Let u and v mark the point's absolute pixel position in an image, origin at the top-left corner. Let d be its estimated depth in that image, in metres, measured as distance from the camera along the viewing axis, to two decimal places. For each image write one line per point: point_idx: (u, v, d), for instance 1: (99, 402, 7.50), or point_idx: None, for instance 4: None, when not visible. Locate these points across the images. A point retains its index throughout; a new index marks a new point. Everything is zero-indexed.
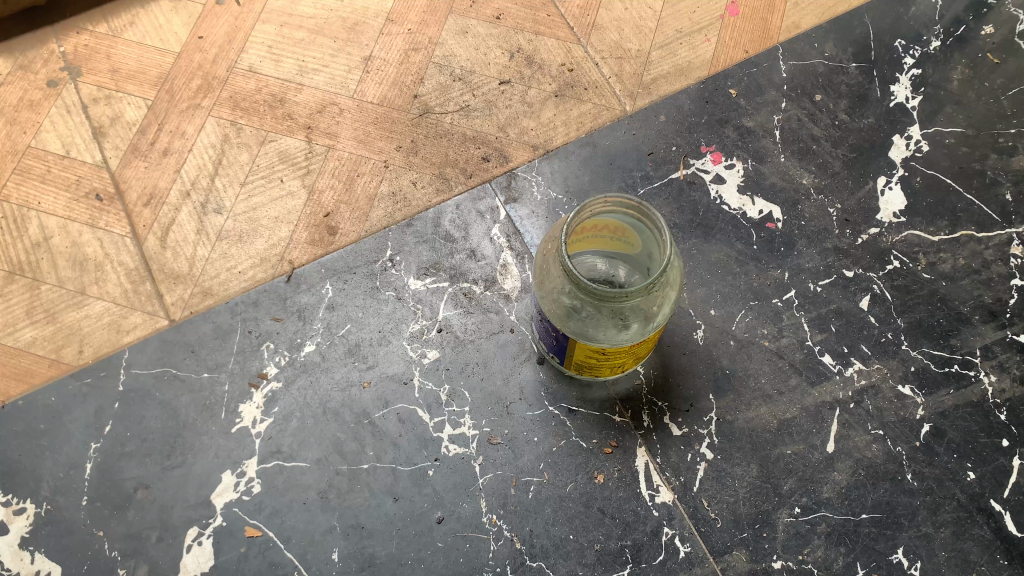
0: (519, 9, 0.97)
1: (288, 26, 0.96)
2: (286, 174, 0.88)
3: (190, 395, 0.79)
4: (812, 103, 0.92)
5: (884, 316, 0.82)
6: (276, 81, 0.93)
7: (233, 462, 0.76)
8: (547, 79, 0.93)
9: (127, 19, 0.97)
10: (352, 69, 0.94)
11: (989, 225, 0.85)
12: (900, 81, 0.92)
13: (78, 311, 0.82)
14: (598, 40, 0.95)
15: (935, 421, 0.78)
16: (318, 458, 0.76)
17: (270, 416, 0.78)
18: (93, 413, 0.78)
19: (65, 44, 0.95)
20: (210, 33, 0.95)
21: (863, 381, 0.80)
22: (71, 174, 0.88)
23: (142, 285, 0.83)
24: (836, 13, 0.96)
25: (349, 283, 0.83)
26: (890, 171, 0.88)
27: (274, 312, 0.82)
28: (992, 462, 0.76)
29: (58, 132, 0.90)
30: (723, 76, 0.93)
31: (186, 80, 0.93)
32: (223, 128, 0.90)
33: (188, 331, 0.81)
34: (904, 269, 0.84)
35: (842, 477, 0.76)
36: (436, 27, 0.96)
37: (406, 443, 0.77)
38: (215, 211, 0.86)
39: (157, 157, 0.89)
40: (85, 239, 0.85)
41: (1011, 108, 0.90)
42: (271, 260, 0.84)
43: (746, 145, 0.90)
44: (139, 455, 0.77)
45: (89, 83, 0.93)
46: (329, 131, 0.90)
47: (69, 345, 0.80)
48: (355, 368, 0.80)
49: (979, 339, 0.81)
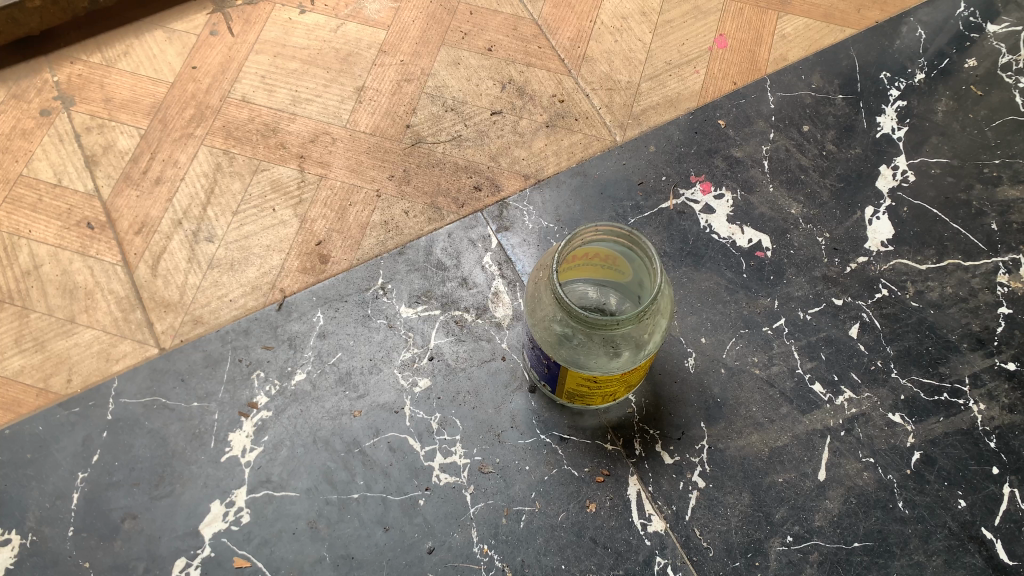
0: (511, 41, 0.98)
1: (282, 56, 0.97)
2: (279, 203, 0.88)
3: (180, 424, 0.78)
4: (800, 133, 0.93)
5: (872, 344, 0.83)
6: (269, 111, 0.93)
7: (223, 492, 0.76)
8: (539, 109, 0.94)
9: (122, 49, 0.97)
10: (345, 99, 0.94)
11: (977, 253, 0.86)
12: (886, 113, 0.94)
13: (68, 339, 0.82)
14: (588, 72, 0.96)
15: (925, 448, 0.78)
16: (308, 488, 0.76)
17: (259, 445, 0.78)
18: (81, 442, 0.77)
19: (59, 73, 0.95)
20: (204, 63, 0.96)
21: (854, 410, 0.80)
22: (63, 203, 0.88)
23: (132, 314, 0.83)
24: (823, 46, 0.98)
25: (341, 310, 0.83)
26: (877, 201, 0.89)
27: (265, 341, 0.82)
28: (983, 490, 0.77)
29: (50, 160, 0.90)
30: (711, 107, 0.94)
31: (180, 109, 0.93)
32: (215, 157, 0.91)
33: (178, 360, 0.81)
34: (893, 297, 0.84)
35: (833, 506, 0.76)
36: (428, 58, 0.97)
37: (397, 472, 0.76)
38: (207, 239, 0.86)
39: (149, 186, 0.89)
40: (76, 267, 0.85)
41: (995, 139, 0.92)
42: (262, 288, 0.84)
43: (734, 175, 0.91)
44: (127, 485, 0.76)
45: (82, 112, 0.93)
46: (321, 160, 0.90)
47: (58, 373, 0.80)
48: (346, 397, 0.79)
49: (968, 367, 0.82)
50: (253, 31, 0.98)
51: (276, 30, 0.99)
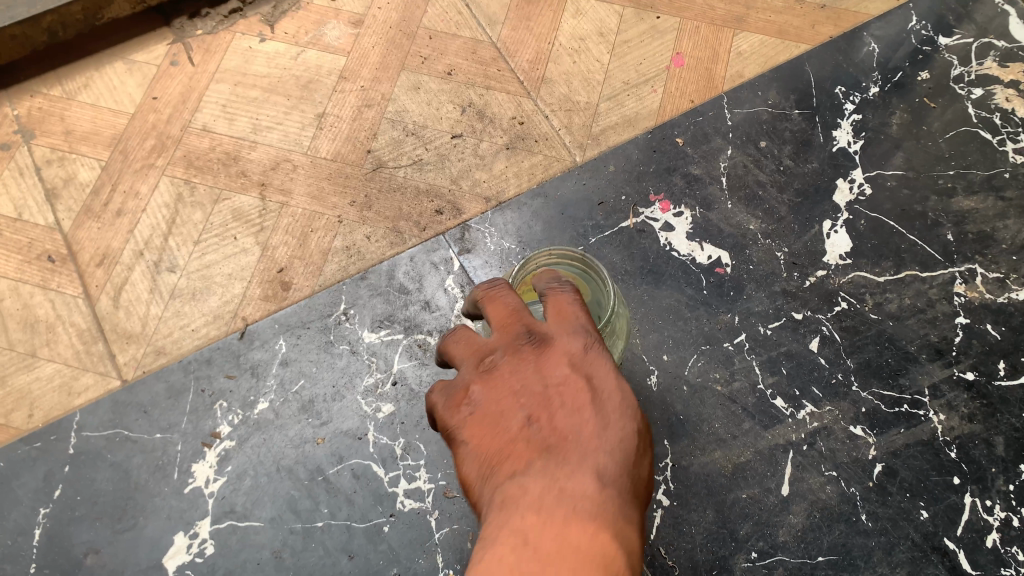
0: (470, 64, 0.99)
1: (242, 84, 0.97)
2: (241, 231, 0.88)
3: (143, 456, 0.78)
4: (757, 149, 0.94)
5: (833, 357, 0.83)
6: (230, 139, 0.94)
7: (186, 524, 0.76)
8: (499, 132, 0.95)
9: (82, 81, 0.97)
10: (306, 126, 0.95)
11: (933, 264, 0.87)
12: (841, 127, 0.95)
13: (29, 374, 0.82)
14: (547, 94, 0.97)
15: (887, 460, 0.79)
16: (272, 517, 0.76)
17: (223, 476, 0.77)
18: (43, 477, 0.77)
19: (20, 107, 0.96)
20: (165, 93, 0.96)
21: (815, 423, 0.81)
22: (23, 237, 0.88)
23: (94, 346, 0.83)
24: (778, 62, 0.99)
25: (303, 337, 0.83)
26: (835, 215, 0.90)
27: (227, 370, 0.82)
28: (944, 500, 0.77)
29: (11, 195, 0.90)
30: (670, 125, 0.95)
31: (141, 140, 0.93)
32: (176, 187, 0.91)
33: (140, 392, 0.81)
34: (852, 310, 0.85)
35: (797, 520, 0.77)
36: (388, 83, 0.97)
37: (361, 499, 0.76)
38: (169, 269, 0.87)
39: (110, 218, 0.89)
40: (37, 301, 0.85)
41: (949, 150, 0.93)
42: (224, 317, 0.84)
43: (693, 193, 0.91)
44: (90, 519, 0.76)
45: (43, 145, 0.93)
46: (283, 187, 0.91)
47: (19, 409, 0.80)
48: (309, 425, 0.79)
49: (927, 378, 0.82)
50: (213, 61, 0.99)
51: (236, 59, 0.99)
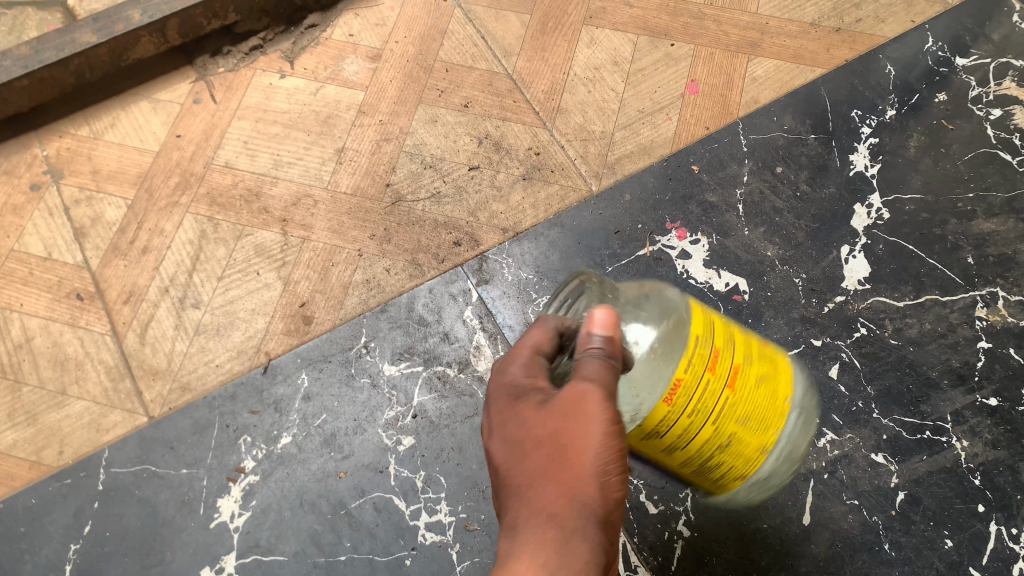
0: (486, 96, 1.00)
1: (263, 121, 0.99)
2: (263, 267, 0.90)
3: (169, 491, 0.80)
4: (774, 175, 0.94)
5: (853, 384, 0.83)
6: (252, 175, 0.96)
7: (212, 558, 0.77)
8: (516, 163, 0.96)
9: (108, 121, 1.00)
10: (325, 161, 0.96)
11: (954, 288, 0.87)
12: (858, 150, 0.95)
13: (58, 411, 0.84)
14: (563, 124, 0.98)
15: (909, 488, 0.79)
16: (296, 551, 0.77)
17: (248, 510, 0.79)
18: (72, 513, 0.79)
19: (48, 148, 0.98)
20: (188, 131, 0.99)
21: (836, 452, 0.80)
22: (53, 275, 0.90)
23: (121, 382, 0.85)
24: (793, 87, 0.99)
25: (325, 371, 0.84)
26: (853, 239, 0.90)
27: (251, 405, 0.83)
28: (969, 529, 0.77)
29: (41, 234, 0.93)
30: (685, 152, 0.96)
31: (165, 178, 0.96)
32: (200, 224, 0.93)
33: (166, 428, 0.82)
34: (872, 336, 0.85)
35: (819, 550, 0.77)
36: (406, 117, 0.99)
37: (383, 532, 0.77)
38: (193, 305, 0.88)
39: (136, 255, 0.91)
40: (66, 338, 0.87)
41: (968, 172, 0.92)
42: (247, 352, 0.86)
43: (710, 220, 0.92)
44: (118, 555, 0.77)
45: (71, 185, 0.96)
46: (303, 223, 0.92)
47: (50, 446, 0.82)
48: (331, 458, 0.81)
49: (949, 405, 0.82)
50: (235, 98, 1.01)
51: (257, 96, 1.01)
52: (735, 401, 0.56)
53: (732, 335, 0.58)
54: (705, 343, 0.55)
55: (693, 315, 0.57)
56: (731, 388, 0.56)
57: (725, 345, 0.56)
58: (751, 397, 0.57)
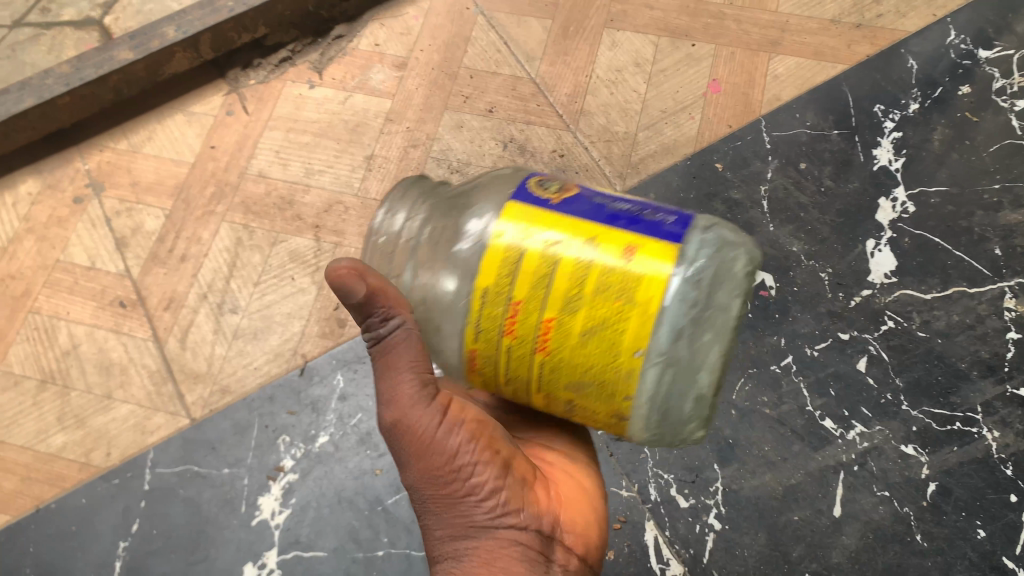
0: (511, 101, 1.02)
1: (294, 130, 1.02)
2: (297, 272, 0.92)
3: (212, 490, 0.82)
4: (798, 171, 0.95)
5: (881, 377, 0.83)
6: (285, 184, 0.98)
7: (254, 554, 0.79)
8: (541, 165, 0.97)
9: (146, 134, 1.03)
10: (355, 168, 0.99)
11: (981, 280, 0.87)
12: (882, 145, 0.95)
13: (105, 415, 0.87)
14: (587, 126, 1.00)
15: (940, 479, 0.79)
16: (335, 547, 0.79)
17: (288, 508, 0.81)
18: (121, 513, 0.82)
19: (90, 162, 1.02)
20: (222, 142, 1.02)
21: (866, 444, 0.81)
22: (96, 284, 0.94)
23: (164, 386, 0.88)
24: (816, 83, 1.00)
25: (359, 372, 0.86)
26: (879, 233, 0.90)
27: (289, 406, 0.85)
28: (1002, 519, 0.77)
29: (84, 245, 0.96)
30: (709, 151, 0.97)
31: (201, 188, 0.99)
32: (236, 232, 0.95)
33: (208, 429, 0.85)
34: (900, 328, 0.85)
35: (851, 541, 0.77)
36: (433, 123, 1.01)
37: (419, 528, 0.79)
38: (231, 310, 0.91)
39: (175, 263, 0.94)
40: (111, 345, 0.90)
41: (994, 164, 0.93)
42: (284, 355, 0.88)
43: (735, 217, 0.93)
44: (166, 552, 0.80)
45: (112, 197, 0.99)
46: (335, 228, 0.95)
47: (98, 448, 0.85)
48: (367, 456, 0.83)
49: (979, 395, 0.82)
50: (266, 109, 1.04)
51: (288, 106, 1.04)
52: (557, 366, 0.46)
53: (551, 264, 0.45)
54: (504, 298, 0.46)
55: (482, 260, 0.46)
56: (545, 353, 0.46)
57: (529, 294, 0.45)
58: (573, 353, 0.45)
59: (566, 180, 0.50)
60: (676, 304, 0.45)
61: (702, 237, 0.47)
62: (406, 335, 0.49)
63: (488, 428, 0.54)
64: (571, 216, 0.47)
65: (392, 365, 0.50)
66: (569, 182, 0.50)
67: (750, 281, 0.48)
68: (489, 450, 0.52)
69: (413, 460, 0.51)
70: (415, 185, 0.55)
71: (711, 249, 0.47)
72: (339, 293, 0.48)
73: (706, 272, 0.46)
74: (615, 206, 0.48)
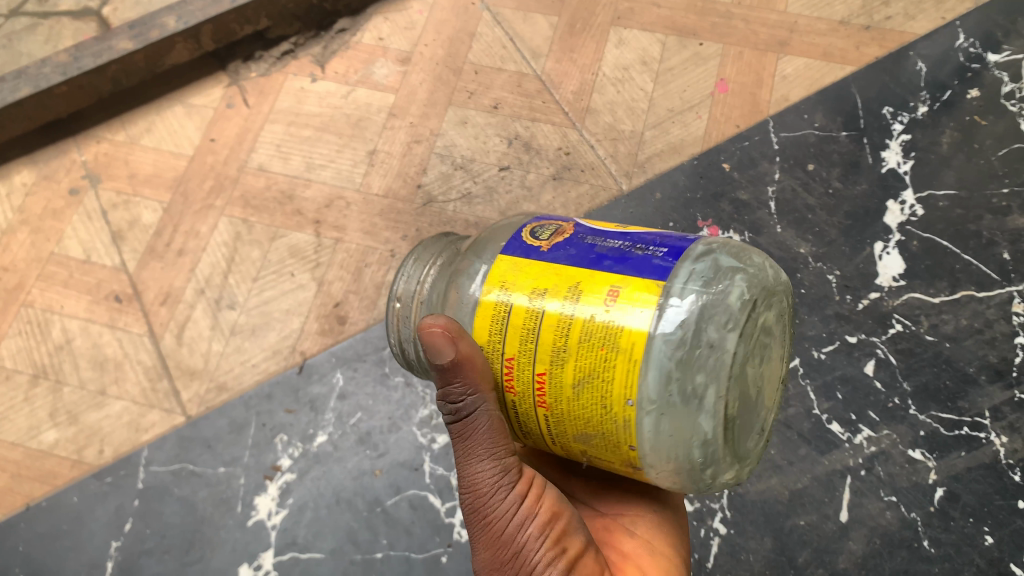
0: (516, 97, 1.01)
1: (295, 124, 1.01)
2: (296, 268, 0.91)
3: (207, 489, 0.81)
4: (805, 172, 0.94)
5: (889, 381, 0.82)
6: (285, 178, 0.97)
7: (250, 555, 0.78)
8: (546, 163, 0.96)
9: (144, 126, 1.02)
10: (357, 163, 0.97)
11: (990, 284, 0.86)
12: (890, 147, 0.94)
13: (99, 411, 0.85)
14: (592, 124, 0.98)
15: (948, 485, 0.78)
16: (332, 548, 0.77)
17: (285, 508, 0.79)
18: (114, 511, 0.80)
19: (86, 153, 1.00)
20: (222, 135, 1.00)
21: (873, 448, 0.80)
22: (91, 278, 0.92)
23: (159, 382, 0.86)
24: (824, 85, 0.99)
25: (359, 370, 0.85)
26: (886, 236, 0.89)
27: (287, 404, 0.84)
28: (1010, 525, 0.76)
29: (79, 238, 0.94)
30: (716, 151, 0.96)
31: (200, 181, 0.97)
32: (234, 226, 0.94)
33: (204, 427, 0.83)
34: (907, 332, 0.84)
35: (857, 547, 0.76)
36: (436, 119, 0.99)
37: (419, 530, 0.78)
38: (229, 306, 0.89)
39: (172, 258, 0.93)
40: (106, 340, 0.89)
41: (1002, 168, 0.92)
42: (283, 352, 0.86)
43: (742, 218, 0.91)
44: (159, 552, 0.78)
45: (109, 189, 0.97)
46: (336, 224, 0.93)
47: (91, 445, 0.83)
48: (366, 456, 0.81)
49: (987, 400, 0.81)
50: (267, 102, 1.02)
51: (289, 100, 1.02)
52: (559, 420, 0.47)
53: (538, 318, 0.46)
54: (499, 356, 0.48)
55: (475, 318, 0.49)
56: (544, 406, 0.47)
57: (521, 353, 0.47)
58: (570, 405, 0.46)
59: (564, 223, 0.51)
60: (661, 361, 0.44)
61: (694, 267, 0.46)
62: (483, 420, 0.50)
63: (562, 522, 0.53)
64: (559, 263, 0.47)
65: (471, 452, 0.52)
66: (567, 225, 0.50)
67: (752, 300, 0.46)
68: (552, 549, 0.51)
69: (481, 540, 0.53)
70: (430, 243, 0.58)
71: (703, 278, 0.46)
72: (428, 354, 0.49)
73: (689, 334, 0.44)
74: (607, 247, 0.47)
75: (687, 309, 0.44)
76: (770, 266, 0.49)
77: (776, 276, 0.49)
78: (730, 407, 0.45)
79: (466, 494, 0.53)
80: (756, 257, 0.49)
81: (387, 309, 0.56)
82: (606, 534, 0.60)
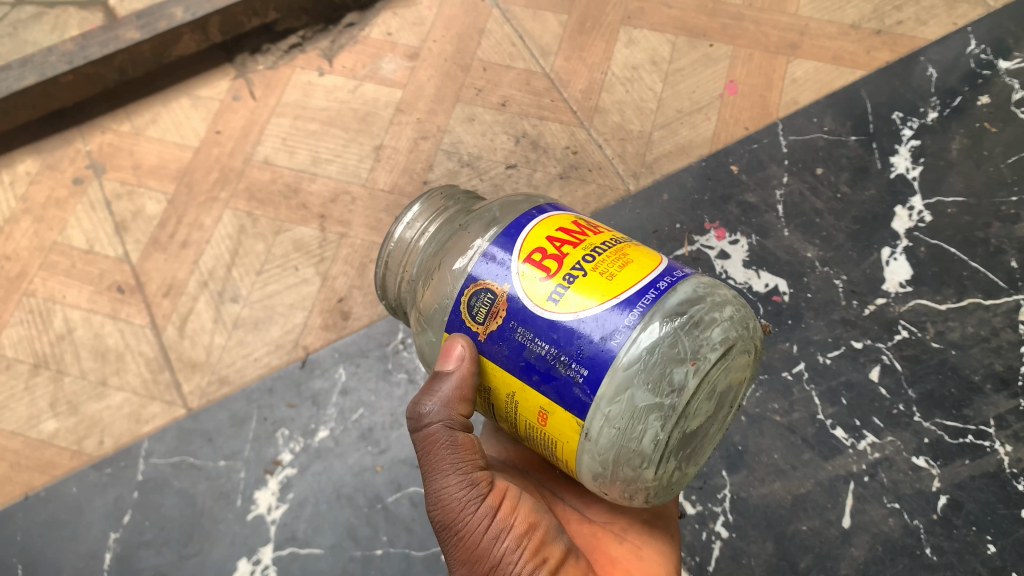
0: (523, 95, 1.00)
1: (302, 118, 1.00)
2: (301, 262, 0.90)
3: (207, 482, 0.80)
4: (813, 176, 0.93)
5: (894, 387, 0.82)
6: (291, 172, 0.96)
7: (249, 550, 0.77)
8: (553, 161, 0.96)
9: (150, 117, 1.01)
10: (363, 158, 0.97)
11: (997, 292, 0.85)
12: (899, 152, 0.94)
13: (99, 402, 0.85)
14: (600, 123, 0.98)
15: (952, 493, 0.77)
16: (332, 544, 0.77)
17: (285, 502, 0.79)
18: (112, 502, 0.80)
19: (91, 143, 1.00)
20: (228, 127, 1.00)
21: (877, 455, 0.79)
22: (94, 268, 0.91)
23: (160, 374, 0.86)
24: (834, 89, 0.98)
25: (362, 366, 0.84)
26: (894, 242, 0.89)
27: (289, 398, 0.83)
28: (1013, 534, 0.75)
29: (83, 228, 0.94)
30: (724, 153, 0.95)
31: (205, 173, 0.96)
32: (239, 219, 0.93)
33: (205, 420, 0.83)
34: (913, 339, 0.84)
35: (859, 553, 0.76)
36: (444, 115, 0.99)
37: (420, 528, 0.77)
38: (232, 299, 0.89)
39: (176, 249, 0.92)
40: (107, 331, 0.88)
41: (1012, 175, 0.91)
42: (285, 346, 0.86)
43: (749, 221, 0.91)
44: (157, 544, 0.78)
45: (113, 179, 0.97)
46: (341, 219, 0.93)
47: (91, 436, 0.83)
48: (368, 453, 0.81)
49: (992, 409, 0.80)
50: (273, 95, 1.02)
51: (296, 93, 1.02)
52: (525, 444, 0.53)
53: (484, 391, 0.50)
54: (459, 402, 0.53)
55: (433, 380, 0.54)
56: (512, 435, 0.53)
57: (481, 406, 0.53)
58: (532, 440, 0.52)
59: (498, 288, 0.48)
60: (589, 459, 0.47)
61: (609, 410, 0.45)
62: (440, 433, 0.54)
63: (538, 532, 0.54)
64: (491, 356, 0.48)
65: (438, 467, 0.54)
66: (500, 295, 0.48)
67: (667, 434, 0.45)
68: (531, 558, 0.52)
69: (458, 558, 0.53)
70: (441, 193, 0.59)
71: (617, 423, 0.45)
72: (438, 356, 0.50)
73: (607, 441, 0.45)
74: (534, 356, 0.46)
75: (604, 449, 0.46)
76: (696, 371, 0.45)
77: (703, 372, 0.46)
78: (657, 493, 0.49)
79: (437, 511, 0.53)
80: (681, 368, 0.45)
81: (381, 247, 0.59)
82: (595, 541, 0.60)
